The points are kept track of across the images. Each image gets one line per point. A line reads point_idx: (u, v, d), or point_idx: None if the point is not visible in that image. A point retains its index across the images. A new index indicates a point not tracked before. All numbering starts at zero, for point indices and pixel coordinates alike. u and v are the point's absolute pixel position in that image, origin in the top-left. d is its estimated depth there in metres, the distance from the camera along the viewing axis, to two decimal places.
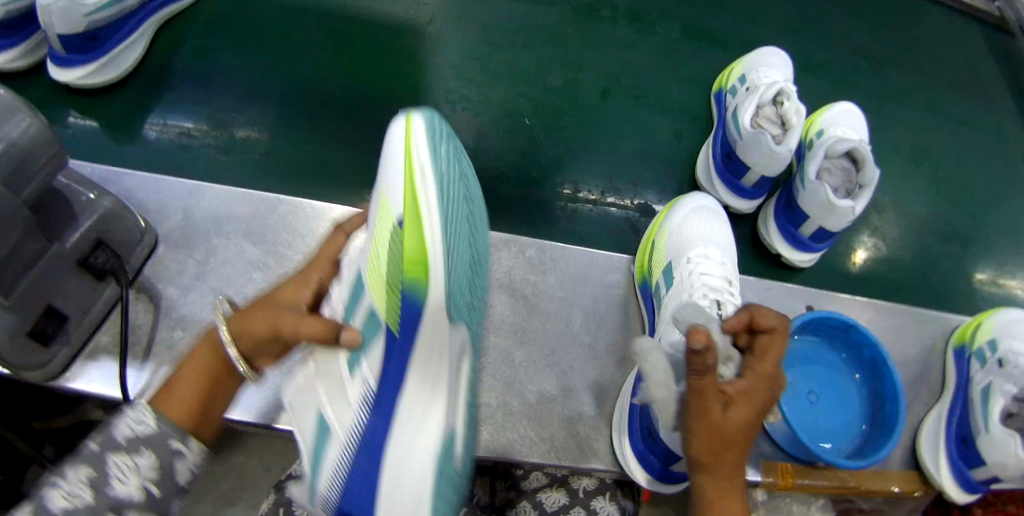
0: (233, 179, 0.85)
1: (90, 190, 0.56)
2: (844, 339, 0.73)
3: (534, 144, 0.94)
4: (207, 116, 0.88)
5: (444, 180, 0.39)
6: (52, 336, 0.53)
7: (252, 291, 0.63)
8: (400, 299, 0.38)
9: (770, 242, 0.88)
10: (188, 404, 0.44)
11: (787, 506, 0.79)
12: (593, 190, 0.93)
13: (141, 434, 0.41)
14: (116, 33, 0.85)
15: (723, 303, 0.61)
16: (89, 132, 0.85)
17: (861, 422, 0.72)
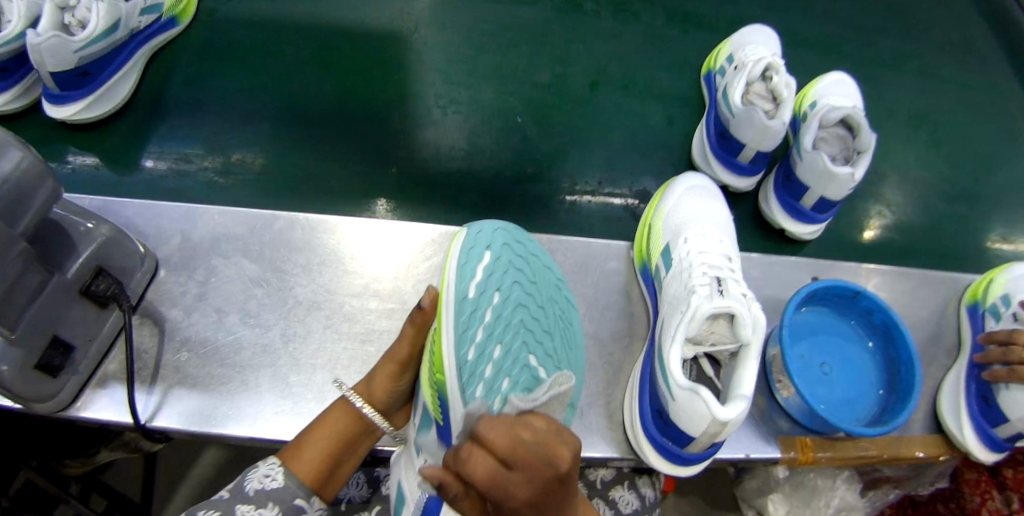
0: (231, 201, 0.86)
1: (88, 219, 0.56)
2: (853, 306, 0.72)
3: (527, 141, 0.94)
4: (203, 142, 0.89)
5: (472, 288, 0.54)
6: (61, 366, 0.54)
7: (254, 308, 0.63)
8: (438, 403, 0.52)
9: (772, 216, 0.87)
10: (315, 464, 0.53)
11: (812, 481, 0.78)
12: (590, 180, 0.93)
13: (268, 487, 0.50)
14: (108, 67, 0.86)
15: (723, 279, 0.60)
16: (88, 166, 0.87)
17: (878, 389, 0.71)
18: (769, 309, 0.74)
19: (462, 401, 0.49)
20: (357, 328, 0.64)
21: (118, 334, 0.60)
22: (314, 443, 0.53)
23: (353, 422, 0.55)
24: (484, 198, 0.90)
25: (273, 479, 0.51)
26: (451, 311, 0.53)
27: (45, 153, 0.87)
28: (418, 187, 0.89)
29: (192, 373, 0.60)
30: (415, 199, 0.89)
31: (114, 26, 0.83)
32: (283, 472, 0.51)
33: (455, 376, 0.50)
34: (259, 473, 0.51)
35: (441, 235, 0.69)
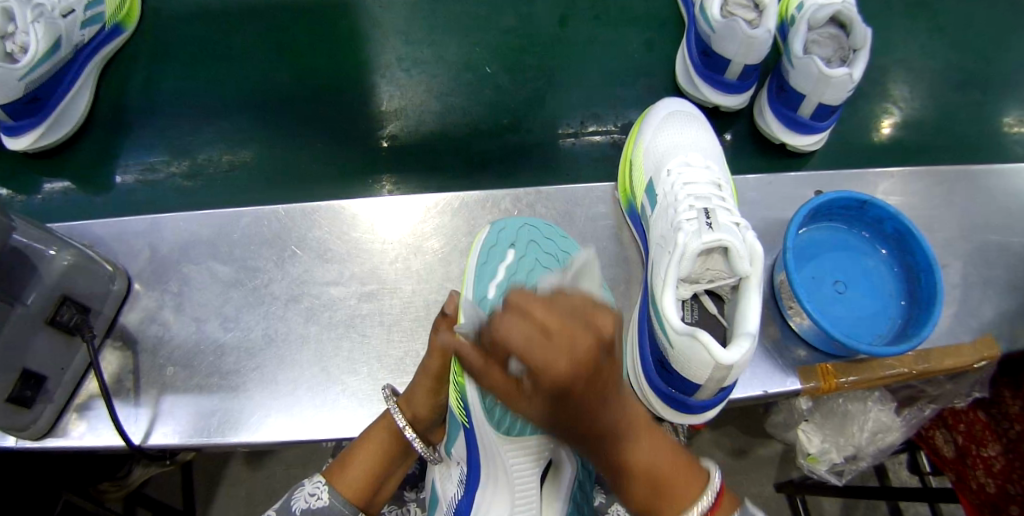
0: (207, 203, 0.83)
1: (50, 245, 0.56)
2: (862, 217, 0.67)
3: (500, 92, 0.88)
4: (167, 147, 0.86)
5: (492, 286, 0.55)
6: (32, 398, 0.56)
7: (232, 311, 0.62)
8: (461, 404, 0.48)
9: (771, 132, 0.80)
10: (359, 484, 0.51)
11: (841, 407, 0.75)
12: (573, 122, 0.87)
13: (314, 506, 0.50)
14: (58, 88, 0.80)
15: (712, 209, 0.56)
16: (59, 195, 0.83)
17: (899, 302, 0.66)
18: (771, 233, 0.70)
19: (483, 406, 0.46)
20: (338, 316, 0.61)
21: (87, 371, 0.61)
22: (359, 461, 0.52)
23: (393, 440, 0.53)
24: (463, 157, 0.86)
25: (319, 498, 0.51)
26: (471, 308, 0.53)
27: (16, 187, 0.83)
28: (396, 158, 0.85)
29: (180, 386, 0.60)
30: (396, 170, 0.85)
31: (56, 45, 0.76)
32: (328, 490, 0.51)
33: (474, 377, 0.47)
34: (304, 491, 0.51)
35: (414, 205, 0.66)
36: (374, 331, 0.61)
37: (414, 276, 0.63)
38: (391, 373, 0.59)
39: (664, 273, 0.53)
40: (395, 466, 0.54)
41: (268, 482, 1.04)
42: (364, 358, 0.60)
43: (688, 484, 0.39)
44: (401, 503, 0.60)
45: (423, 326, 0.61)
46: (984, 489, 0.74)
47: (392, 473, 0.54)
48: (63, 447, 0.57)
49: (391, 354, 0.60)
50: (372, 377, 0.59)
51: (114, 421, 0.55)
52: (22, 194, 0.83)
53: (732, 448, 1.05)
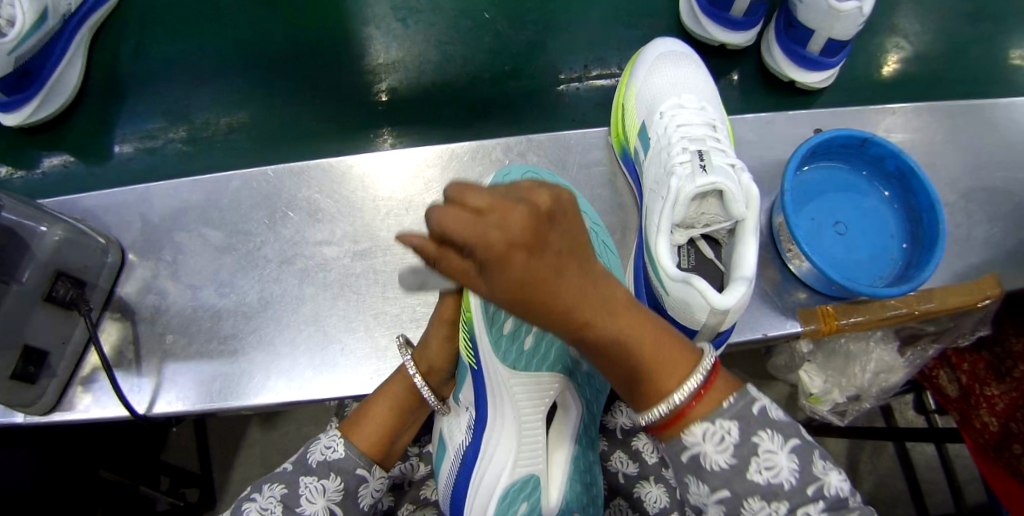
0: (207, 167, 0.82)
1: (42, 222, 0.57)
2: (863, 155, 0.65)
3: (501, 38, 0.85)
4: (165, 113, 0.84)
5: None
6: (36, 373, 0.57)
7: (226, 276, 0.62)
8: (470, 347, 0.51)
9: (780, 69, 0.77)
10: (375, 438, 0.52)
11: (844, 348, 0.74)
12: (577, 66, 0.84)
13: (330, 459, 0.50)
14: (48, 61, 0.77)
15: (707, 151, 0.54)
16: (63, 168, 0.82)
17: (901, 242, 0.65)
18: (770, 175, 0.68)
19: (491, 339, 0.50)
20: (333, 275, 0.61)
21: (87, 346, 0.61)
22: (376, 416, 0.53)
23: (407, 395, 0.54)
24: (463, 108, 0.84)
25: (335, 450, 0.51)
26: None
27: (17, 163, 0.82)
28: (395, 111, 0.84)
29: (180, 354, 0.60)
30: (397, 125, 0.83)
31: (44, 15, 0.71)
32: (345, 443, 0.51)
33: (480, 314, 0.50)
34: (321, 445, 0.51)
35: (406, 159, 0.64)
36: (369, 289, 0.61)
37: (408, 232, 0.62)
38: (389, 329, 0.59)
39: (656, 221, 0.53)
40: (410, 421, 0.55)
41: (286, 439, 1.07)
42: (360, 316, 0.60)
43: (678, 363, 0.37)
44: (405, 457, 0.60)
45: (418, 282, 0.61)
46: (987, 427, 0.73)
47: (406, 429, 0.55)
48: (71, 419, 0.59)
49: (388, 311, 0.60)
50: (369, 334, 0.59)
51: (116, 391, 0.56)
52: (22, 170, 0.81)
53: None
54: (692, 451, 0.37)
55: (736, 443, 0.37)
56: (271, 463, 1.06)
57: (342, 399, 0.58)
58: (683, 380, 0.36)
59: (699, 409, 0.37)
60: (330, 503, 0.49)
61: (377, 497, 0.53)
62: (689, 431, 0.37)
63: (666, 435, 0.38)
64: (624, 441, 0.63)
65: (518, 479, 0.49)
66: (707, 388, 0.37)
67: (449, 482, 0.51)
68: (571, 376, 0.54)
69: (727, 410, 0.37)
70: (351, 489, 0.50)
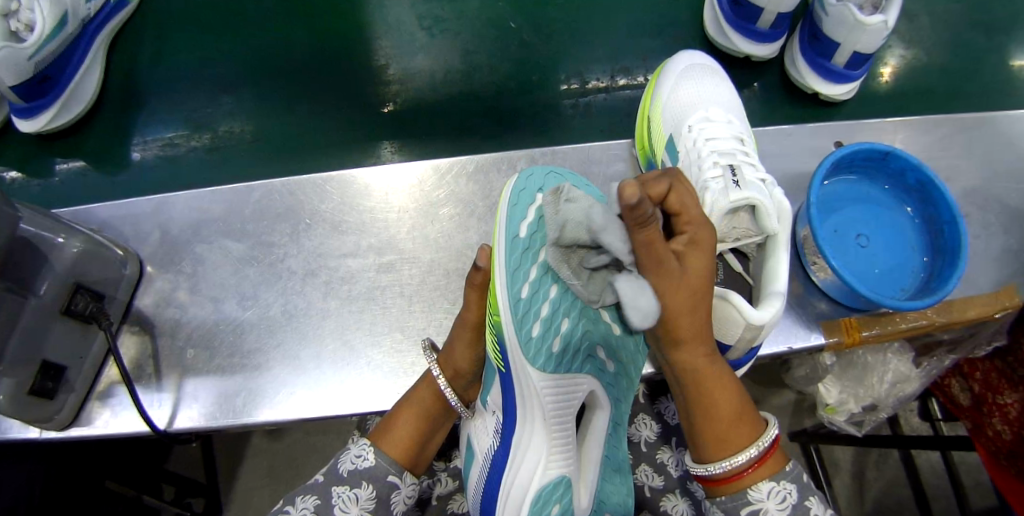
0: (223, 176, 0.81)
1: (59, 233, 0.55)
2: (884, 169, 0.66)
3: (527, 47, 0.85)
4: (185, 121, 0.83)
5: (525, 228, 0.48)
6: (54, 388, 0.56)
7: (249, 289, 0.61)
8: (497, 348, 0.48)
9: (803, 81, 0.78)
10: (404, 444, 0.51)
11: (861, 359, 0.75)
12: (601, 76, 0.84)
13: (360, 467, 0.50)
14: (67, 67, 0.76)
15: (738, 165, 0.54)
16: (79, 175, 0.80)
17: (922, 255, 0.65)
18: (792, 188, 0.68)
19: (520, 340, 0.46)
20: (358, 289, 0.61)
21: (105, 359, 0.60)
22: (404, 422, 0.52)
23: (434, 400, 0.53)
24: (487, 118, 0.84)
25: (365, 459, 0.50)
26: (505, 251, 0.47)
27: (32, 171, 0.80)
28: (420, 119, 0.83)
29: (201, 369, 0.59)
30: (422, 133, 0.83)
31: (63, 20, 0.71)
32: (374, 451, 0.51)
33: (509, 312, 0.46)
34: (351, 454, 0.51)
35: (432, 172, 0.64)
36: (395, 302, 0.60)
37: (434, 245, 0.62)
38: (415, 343, 0.59)
39: None
40: (439, 427, 0.54)
41: (296, 451, 1.05)
42: (385, 330, 0.59)
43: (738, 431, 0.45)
44: (431, 473, 0.60)
45: (444, 295, 0.60)
46: (1000, 435, 0.74)
47: (435, 435, 0.54)
48: (88, 435, 0.58)
49: (414, 325, 0.59)
50: (394, 348, 0.59)
51: (137, 407, 0.55)
52: (37, 177, 0.80)
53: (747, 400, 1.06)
54: (754, 505, 0.44)
55: (795, 502, 0.44)
56: (280, 476, 1.04)
57: (366, 414, 0.57)
58: (746, 443, 0.44)
59: (755, 474, 0.44)
60: (364, 511, 0.49)
61: (409, 503, 0.52)
62: (755, 488, 0.44)
63: (724, 490, 0.45)
64: (648, 454, 0.63)
65: (549, 483, 0.47)
66: (767, 455, 0.44)
67: (478, 489, 0.50)
68: (600, 376, 0.51)
69: (787, 473, 0.44)
70: (383, 497, 0.50)
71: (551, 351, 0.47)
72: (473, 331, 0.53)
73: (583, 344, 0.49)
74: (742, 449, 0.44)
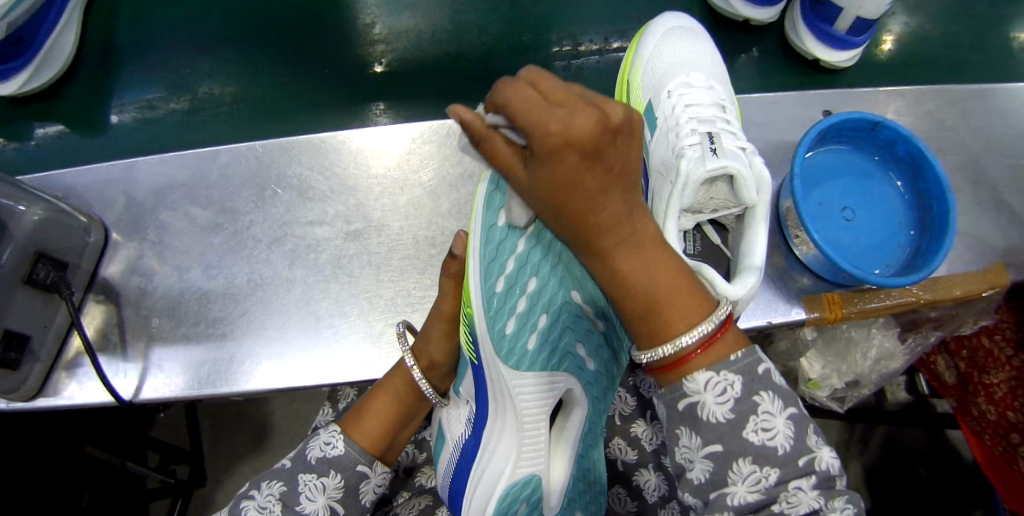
0: (201, 139, 0.79)
1: (20, 201, 0.54)
2: (873, 139, 0.63)
3: (518, 7, 0.82)
4: (165, 82, 0.80)
5: (504, 215, 0.45)
6: (18, 359, 0.54)
7: (214, 258, 0.60)
8: (471, 341, 0.46)
9: (804, 47, 0.75)
10: (376, 433, 0.51)
11: (845, 334, 0.73)
12: (595, 39, 0.81)
13: (328, 456, 0.49)
14: (41, 26, 0.72)
15: (717, 132, 0.52)
16: (58, 140, 0.78)
17: (909, 229, 0.63)
18: (777, 157, 0.66)
19: (493, 337, 0.44)
20: (325, 257, 0.59)
21: (70, 329, 0.59)
22: (378, 411, 0.52)
23: (407, 389, 0.53)
24: (478, 80, 0.81)
25: (334, 447, 0.49)
26: (480, 240, 0.45)
27: (8, 135, 0.78)
28: (407, 81, 0.80)
29: (167, 337, 0.58)
30: (407, 95, 0.80)
31: None
32: (345, 439, 0.50)
33: (483, 309, 0.44)
34: (320, 440, 0.50)
35: (404, 136, 0.62)
36: (363, 271, 0.59)
37: (404, 212, 0.60)
38: (382, 313, 0.58)
39: (659, 209, 0.51)
40: (410, 417, 0.54)
41: (279, 416, 1.05)
42: (352, 299, 0.58)
43: (673, 323, 0.37)
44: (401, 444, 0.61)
45: (413, 264, 0.59)
46: (985, 415, 0.72)
47: (407, 424, 0.54)
48: (56, 406, 0.57)
49: (382, 295, 0.58)
50: (362, 319, 0.57)
51: (100, 377, 0.54)
52: (15, 142, 0.78)
53: None
54: (692, 399, 0.37)
55: (740, 398, 0.36)
56: (262, 440, 1.05)
57: (334, 385, 0.56)
58: (680, 331, 0.37)
59: (702, 358, 0.37)
60: (331, 501, 0.48)
61: (379, 492, 0.52)
62: (690, 378, 0.37)
63: (668, 379, 0.38)
64: (622, 428, 0.62)
65: (517, 481, 0.46)
66: (713, 339, 0.37)
67: (447, 474, 0.50)
68: (576, 374, 0.48)
69: (734, 361, 0.37)
70: (352, 486, 0.49)
71: (526, 348, 0.45)
72: (448, 322, 0.52)
73: (562, 341, 0.47)
74: (676, 338, 0.37)
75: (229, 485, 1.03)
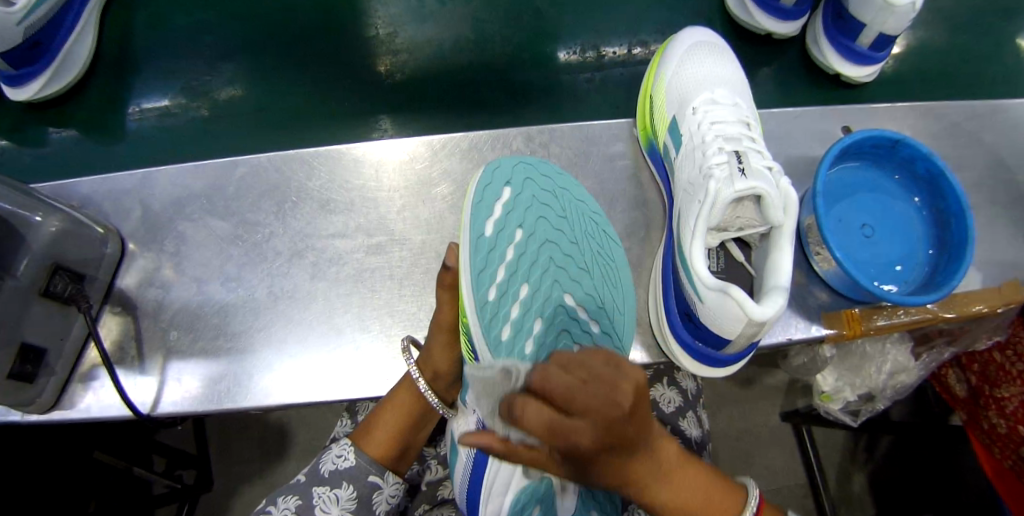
0: (217, 146, 0.78)
1: (36, 212, 0.54)
2: (892, 156, 0.63)
3: (541, 18, 0.81)
4: (182, 87, 0.80)
5: (490, 225, 0.51)
6: (34, 372, 0.54)
7: (233, 270, 0.59)
8: (468, 343, 0.50)
9: (826, 62, 0.75)
10: (385, 444, 0.52)
11: (860, 348, 0.73)
12: (618, 48, 0.81)
13: (341, 467, 0.51)
14: (59, 32, 0.72)
15: (743, 151, 0.52)
16: (72, 145, 0.77)
17: (928, 247, 0.63)
18: (797, 172, 0.66)
19: (489, 343, 0.47)
20: (345, 270, 0.59)
21: (86, 341, 0.58)
22: (386, 422, 0.52)
23: (415, 400, 0.53)
24: (499, 90, 0.81)
25: (345, 459, 0.51)
26: (470, 251, 0.50)
27: (21, 139, 0.77)
28: (428, 91, 0.80)
29: (185, 351, 0.57)
30: (427, 105, 0.80)
31: None
32: (355, 451, 0.51)
33: (477, 316, 0.48)
34: (332, 453, 0.52)
35: (426, 150, 0.61)
36: (384, 285, 0.58)
37: (425, 226, 0.60)
38: (403, 328, 0.57)
39: (688, 228, 0.51)
40: (420, 425, 0.54)
41: (289, 423, 1.05)
42: (373, 314, 0.57)
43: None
44: (421, 461, 0.60)
45: (434, 278, 0.58)
46: (996, 428, 0.72)
47: (417, 432, 0.54)
48: (72, 419, 0.56)
49: (402, 309, 0.58)
50: (382, 333, 0.57)
51: (118, 391, 0.54)
52: (28, 146, 0.77)
53: (740, 381, 1.06)
54: None
55: None
56: (271, 448, 1.04)
57: (354, 400, 0.56)
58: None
59: None
60: (345, 511, 0.50)
61: (393, 502, 0.53)
62: None
63: None
64: None
65: (529, 481, 0.46)
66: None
67: (463, 483, 0.49)
68: None
69: None
70: (365, 497, 0.51)
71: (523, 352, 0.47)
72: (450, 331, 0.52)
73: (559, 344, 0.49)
74: None
75: (237, 493, 1.02)
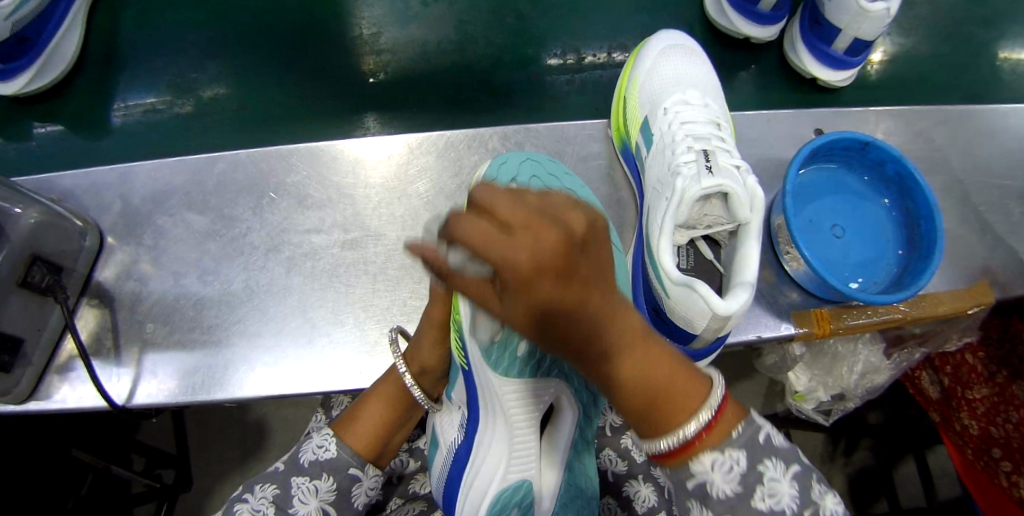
0: (201, 142, 0.79)
1: (15, 204, 0.54)
2: (863, 159, 0.65)
3: (523, 20, 0.83)
4: (168, 85, 0.80)
5: None
6: (10, 362, 0.54)
7: (211, 264, 0.60)
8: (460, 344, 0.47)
9: (803, 66, 0.77)
10: (368, 437, 0.52)
11: (832, 349, 0.74)
12: (598, 52, 0.82)
13: (321, 459, 0.50)
14: (46, 27, 0.73)
15: (712, 150, 0.53)
16: (57, 141, 0.77)
17: (897, 248, 0.65)
18: (769, 174, 0.67)
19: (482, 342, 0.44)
20: (322, 265, 0.59)
21: (63, 333, 0.58)
22: (369, 415, 0.52)
23: (399, 394, 0.54)
24: (481, 90, 0.82)
25: (327, 450, 0.50)
26: None
27: (6, 135, 0.77)
28: (411, 90, 0.81)
29: (161, 343, 0.58)
30: (410, 104, 0.81)
31: None
32: (337, 442, 0.51)
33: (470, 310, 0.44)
34: (313, 443, 0.51)
35: (403, 148, 0.62)
36: (359, 281, 0.59)
37: (401, 222, 0.61)
38: (378, 322, 0.58)
39: (655, 226, 0.52)
40: (402, 421, 0.54)
41: (270, 421, 1.05)
42: (348, 308, 0.58)
43: (686, 398, 0.32)
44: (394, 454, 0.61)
45: (409, 274, 0.59)
46: (967, 430, 0.72)
47: (399, 428, 0.55)
48: (47, 410, 0.56)
49: (377, 304, 0.58)
50: (357, 327, 0.58)
51: (94, 382, 0.54)
52: (14, 140, 0.77)
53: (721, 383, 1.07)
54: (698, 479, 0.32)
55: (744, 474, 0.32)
56: (251, 446, 1.04)
57: (328, 393, 0.56)
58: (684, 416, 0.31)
59: (705, 442, 0.32)
60: (324, 503, 0.48)
61: (372, 497, 0.52)
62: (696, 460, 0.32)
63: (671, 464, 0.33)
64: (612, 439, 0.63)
65: (508, 486, 0.46)
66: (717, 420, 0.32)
67: (440, 477, 0.50)
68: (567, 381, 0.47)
69: (735, 439, 0.32)
70: (344, 488, 0.50)
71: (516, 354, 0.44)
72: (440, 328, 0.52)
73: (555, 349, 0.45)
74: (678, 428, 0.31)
75: (217, 490, 1.02)
